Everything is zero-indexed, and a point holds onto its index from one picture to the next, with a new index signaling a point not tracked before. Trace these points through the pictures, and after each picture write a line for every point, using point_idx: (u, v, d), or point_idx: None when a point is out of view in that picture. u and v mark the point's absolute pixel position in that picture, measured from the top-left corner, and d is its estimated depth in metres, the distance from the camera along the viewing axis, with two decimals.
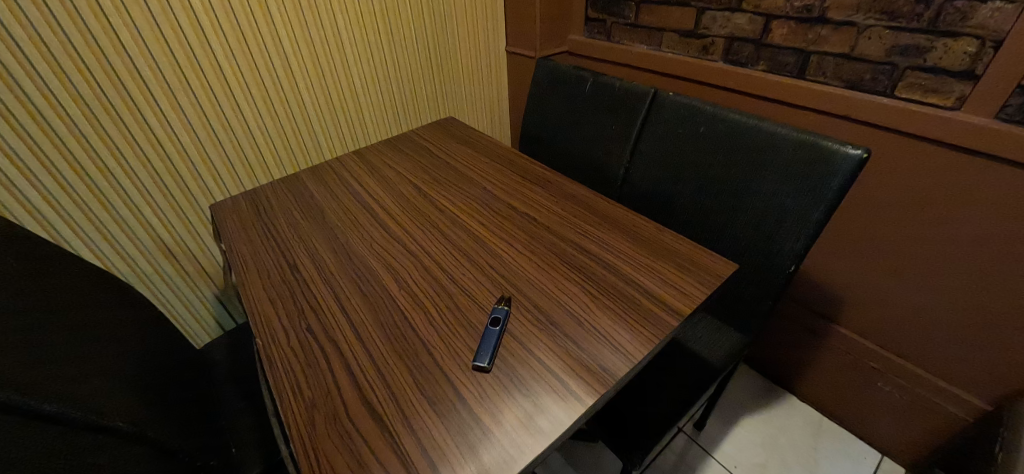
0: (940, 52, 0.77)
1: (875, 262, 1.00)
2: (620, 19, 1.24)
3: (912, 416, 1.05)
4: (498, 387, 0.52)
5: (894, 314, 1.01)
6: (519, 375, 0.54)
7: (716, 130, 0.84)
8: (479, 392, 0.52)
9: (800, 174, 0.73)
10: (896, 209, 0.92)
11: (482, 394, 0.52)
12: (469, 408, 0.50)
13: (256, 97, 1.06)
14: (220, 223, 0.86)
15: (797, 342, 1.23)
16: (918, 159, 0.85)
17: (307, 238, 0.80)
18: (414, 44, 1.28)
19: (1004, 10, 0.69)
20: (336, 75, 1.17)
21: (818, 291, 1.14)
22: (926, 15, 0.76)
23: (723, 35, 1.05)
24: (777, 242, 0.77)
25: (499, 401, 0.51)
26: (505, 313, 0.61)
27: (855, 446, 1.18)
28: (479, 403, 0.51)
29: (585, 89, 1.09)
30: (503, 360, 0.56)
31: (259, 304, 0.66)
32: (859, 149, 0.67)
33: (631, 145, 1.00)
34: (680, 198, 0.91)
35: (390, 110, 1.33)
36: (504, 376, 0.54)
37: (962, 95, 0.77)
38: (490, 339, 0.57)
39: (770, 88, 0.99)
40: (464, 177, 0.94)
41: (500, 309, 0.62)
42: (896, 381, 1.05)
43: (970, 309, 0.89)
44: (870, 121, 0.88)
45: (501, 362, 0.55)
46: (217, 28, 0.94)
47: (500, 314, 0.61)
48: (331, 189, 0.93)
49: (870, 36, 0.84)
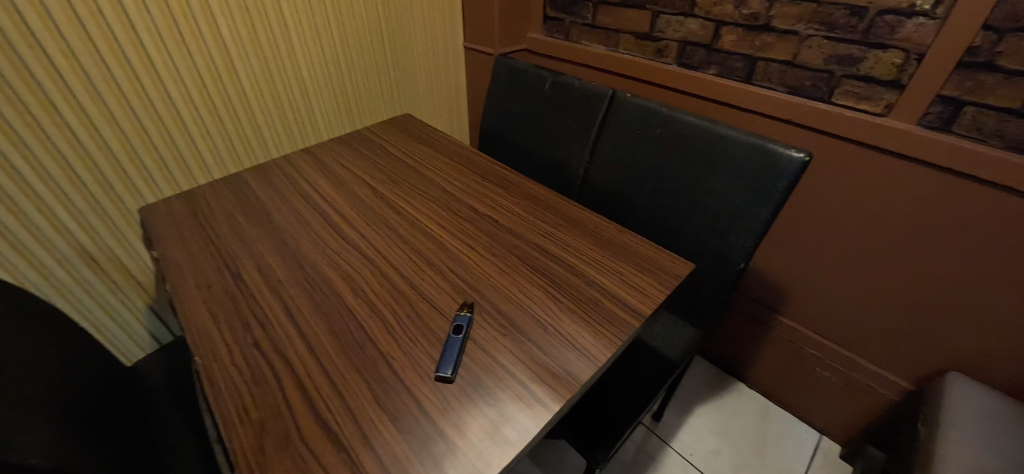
0: (872, 62, 0.83)
1: (816, 257, 1.06)
2: (578, 19, 1.25)
3: (848, 399, 1.13)
4: (463, 398, 0.50)
5: (831, 305, 1.08)
6: (485, 384, 0.52)
7: (673, 132, 0.86)
8: (443, 403, 0.50)
9: (750, 176, 0.76)
10: (832, 207, 0.99)
11: (446, 406, 0.50)
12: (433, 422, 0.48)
13: (191, 89, 0.98)
14: (153, 228, 0.78)
15: (748, 334, 1.28)
16: (852, 162, 0.91)
17: (251, 243, 0.74)
18: (367, 38, 1.24)
19: (925, 26, 0.75)
20: (281, 67, 1.11)
21: (766, 286, 1.19)
22: (859, 27, 0.82)
23: (676, 39, 1.08)
24: (729, 240, 0.81)
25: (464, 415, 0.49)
26: (467, 320, 0.59)
27: (797, 428, 1.26)
28: (443, 415, 0.49)
29: (545, 89, 1.09)
30: (467, 369, 0.54)
31: (196, 316, 0.61)
32: (802, 153, 0.72)
33: (591, 146, 1.01)
34: (639, 198, 0.93)
35: (342, 106, 1.28)
36: (471, 387, 0.52)
37: (889, 103, 0.84)
38: (453, 348, 0.55)
39: (721, 92, 1.03)
40: (422, 177, 0.91)
41: (462, 314, 0.60)
42: (834, 367, 1.13)
43: (896, 299, 0.97)
44: (810, 126, 0.93)
45: (466, 372, 0.53)
46: (145, 12, 0.86)
47: (463, 321, 0.59)
48: (279, 190, 0.87)
49: (811, 45, 0.89)
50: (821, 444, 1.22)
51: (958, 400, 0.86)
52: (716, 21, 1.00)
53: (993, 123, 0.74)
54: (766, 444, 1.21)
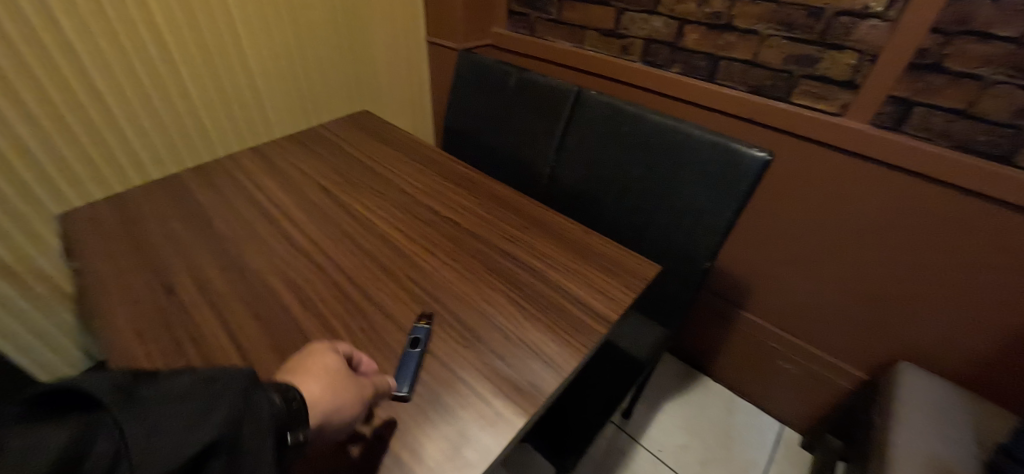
0: (828, 63, 0.84)
1: (776, 253, 1.08)
2: (543, 15, 1.23)
3: (807, 390, 1.17)
4: (422, 417, 0.47)
5: (792, 300, 1.11)
6: (447, 401, 0.49)
7: (638, 131, 0.85)
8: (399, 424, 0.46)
9: (714, 175, 0.76)
10: (791, 205, 1.01)
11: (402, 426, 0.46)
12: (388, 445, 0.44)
13: (122, 82, 0.88)
14: (72, 236, 0.70)
15: (713, 330, 1.30)
16: (810, 160, 0.93)
17: (188, 251, 0.68)
18: (321, 28, 1.17)
19: (878, 28, 0.77)
20: (227, 58, 1.02)
21: (729, 282, 1.21)
22: (817, 28, 0.83)
23: (641, 37, 1.07)
24: (695, 240, 0.81)
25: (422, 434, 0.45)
26: (425, 334, 0.55)
27: (760, 419, 1.29)
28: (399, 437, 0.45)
29: (510, 85, 1.06)
30: (426, 385, 0.50)
31: (119, 336, 0.54)
32: (764, 153, 0.72)
33: (557, 145, 0.99)
34: (605, 197, 0.92)
35: (295, 100, 1.20)
36: (430, 405, 0.48)
37: (845, 103, 0.86)
38: (409, 364, 0.52)
39: (685, 90, 1.03)
40: (379, 177, 0.87)
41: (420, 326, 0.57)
42: (794, 360, 1.16)
43: (851, 292, 1.00)
44: (770, 125, 0.94)
45: (425, 389, 0.50)
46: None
47: (421, 335, 0.55)
48: (221, 192, 0.80)
49: (770, 45, 0.90)
50: (782, 434, 1.25)
51: (909, 391, 0.89)
52: (679, 19, 0.99)
53: (941, 123, 0.78)
54: (731, 436, 1.24)
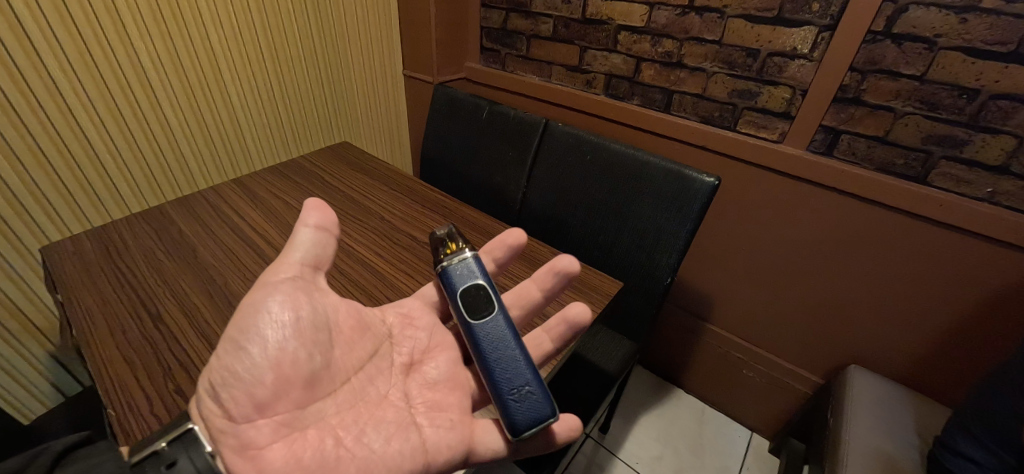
0: (766, 96, 0.94)
1: (735, 269, 1.16)
2: (513, 51, 1.33)
3: (771, 396, 1.24)
4: (329, 309, 0.53)
5: (751, 312, 1.19)
6: (329, 254, 0.53)
7: (601, 158, 0.93)
8: (360, 313, 0.57)
9: (670, 197, 0.84)
10: (744, 224, 1.09)
11: (355, 328, 0.56)
12: (357, 349, 0.56)
13: (107, 121, 0.92)
14: (54, 268, 0.71)
15: (682, 343, 1.37)
16: (758, 183, 1.02)
17: (173, 280, 0.70)
18: (302, 64, 1.23)
19: (805, 67, 0.88)
20: (210, 94, 1.06)
21: (694, 297, 1.28)
22: (754, 66, 0.94)
23: (602, 72, 1.17)
24: (656, 257, 0.87)
25: (498, 380, 0.47)
26: (481, 271, 0.51)
27: (730, 427, 1.35)
28: (321, 347, 0.51)
29: (482, 116, 1.13)
30: (282, 273, 0.49)
31: (105, 362, 0.56)
32: (712, 178, 0.80)
33: (528, 172, 1.06)
34: (573, 220, 0.98)
35: (277, 132, 1.25)
36: (319, 302, 0.52)
37: (783, 131, 0.95)
38: (476, 337, 0.48)
39: (643, 120, 1.12)
40: (359, 206, 0.91)
41: (440, 231, 0.55)
42: (758, 368, 1.23)
43: (803, 303, 1.08)
44: (720, 152, 1.04)
45: (286, 296, 0.48)
46: (49, 35, 0.80)
47: (468, 265, 0.51)
48: (204, 223, 0.83)
49: (716, 81, 1.00)
50: (752, 441, 1.31)
51: (857, 390, 0.97)
52: (635, 57, 1.09)
53: (864, 149, 0.88)
54: (704, 445, 1.29)
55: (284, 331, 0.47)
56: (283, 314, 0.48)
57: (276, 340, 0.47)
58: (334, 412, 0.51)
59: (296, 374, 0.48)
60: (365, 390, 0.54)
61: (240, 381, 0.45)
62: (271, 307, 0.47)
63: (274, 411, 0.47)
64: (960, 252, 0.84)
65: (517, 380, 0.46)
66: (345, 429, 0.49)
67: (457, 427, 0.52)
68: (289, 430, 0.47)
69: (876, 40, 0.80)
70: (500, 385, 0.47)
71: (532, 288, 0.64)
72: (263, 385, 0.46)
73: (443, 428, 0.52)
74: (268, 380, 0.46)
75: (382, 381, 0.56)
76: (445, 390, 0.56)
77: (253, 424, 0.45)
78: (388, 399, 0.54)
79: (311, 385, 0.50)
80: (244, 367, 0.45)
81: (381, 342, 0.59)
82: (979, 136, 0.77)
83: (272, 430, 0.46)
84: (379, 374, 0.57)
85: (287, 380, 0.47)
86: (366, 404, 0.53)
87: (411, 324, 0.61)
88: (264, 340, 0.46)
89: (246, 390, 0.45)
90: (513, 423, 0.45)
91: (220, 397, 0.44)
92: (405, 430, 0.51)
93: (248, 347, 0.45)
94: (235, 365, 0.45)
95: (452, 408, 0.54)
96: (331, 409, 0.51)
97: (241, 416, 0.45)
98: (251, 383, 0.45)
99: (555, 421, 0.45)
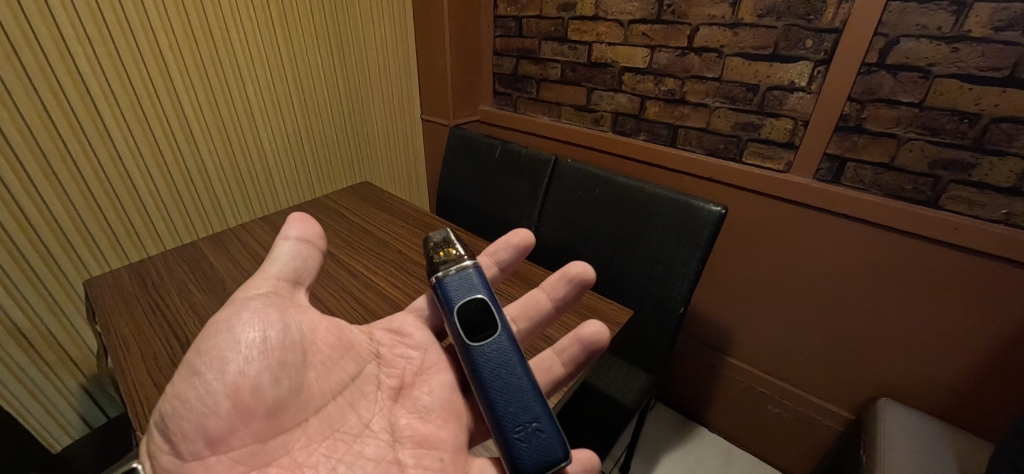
0: (769, 128, 0.97)
1: (750, 299, 1.14)
2: (524, 94, 1.41)
3: (799, 435, 1.18)
4: (306, 327, 0.56)
5: (770, 344, 1.15)
6: (308, 266, 0.57)
7: (609, 191, 0.96)
8: (343, 333, 0.60)
9: (678, 225, 0.86)
10: (757, 253, 1.09)
11: (335, 347, 0.58)
12: (337, 370, 0.57)
13: (149, 165, 1.01)
14: (96, 301, 0.76)
15: (702, 378, 1.32)
16: (768, 212, 1.03)
17: (205, 311, 0.74)
18: (327, 110, 1.33)
19: (805, 99, 0.91)
20: (243, 138, 1.16)
21: (712, 329, 1.25)
22: (754, 100, 0.97)
23: (609, 111, 1.23)
24: (668, 287, 0.88)
25: (503, 415, 0.47)
26: (484, 285, 0.52)
27: (759, 468, 1.28)
28: (288, 371, 0.52)
29: (496, 154, 1.19)
30: (254, 290, 0.53)
31: (138, 389, 0.59)
32: (718, 207, 0.82)
33: (539, 207, 1.10)
34: (585, 250, 1.00)
35: (302, 173, 1.33)
36: (293, 319, 0.54)
37: (788, 161, 0.97)
38: (477, 364, 0.48)
39: (652, 154, 1.16)
40: (379, 241, 0.96)
41: (435, 236, 0.58)
42: (783, 404, 1.18)
43: (826, 333, 1.05)
44: (729, 182, 1.06)
45: (251, 314, 0.51)
46: (107, 89, 0.91)
47: (466, 277, 0.52)
48: (236, 258, 0.89)
49: (719, 115, 1.03)
50: None
51: (889, 425, 0.92)
52: (641, 96, 1.15)
53: (871, 176, 0.89)
54: None
55: (248, 352, 0.50)
56: (248, 334, 0.50)
57: (235, 364, 0.49)
58: (302, 447, 0.51)
59: (259, 400, 0.49)
60: (344, 417, 0.56)
61: (191, 412, 0.46)
62: (239, 322, 0.50)
63: (227, 447, 0.47)
64: (978, 275, 0.82)
65: (524, 416, 0.46)
66: (313, 467, 0.50)
67: (447, 469, 0.53)
68: (245, 468, 0.48)
69: (871, 71, 0.82)
70: (505, 422, 0.46)
71: (541, 295, 0.66)
72: (216, 416, 0.47)
73: (431, 470, 0.52)
74: (222, 409, 0.47)
75: (365, 408, 0.58)
76: (438, 422, 0.56)
77: (203, 461, 0.46)
78: (369, 428, 0.56)
79: (274, 415, 0.50)
80: (196, 394, 0.47)
81: (366, 364, 0.60)
82: (986, 159, 0.77)
83: (227, 467, 0.47)
84: (361, 398, 0.58)
85: (245, 409, 0.48)
86: (342, 436, 0.54)
87: (402, 342, 0.63)
88: (222, 365, 0.48)
89: (195, 422, 0.46)
90: (520, 464, 0.45)
91: (170, 429, 0.46)
92: (386, 469, 0.52)
93: (204, 373, 0.47)
94: (187, 392, 0.47)
95: (444, 446, 0.54)
96: (299, 443, 0.52)
97: (189, 452, 0.46)
98: (202, 414, 0.46)
99: (567, 464, 0.45)
